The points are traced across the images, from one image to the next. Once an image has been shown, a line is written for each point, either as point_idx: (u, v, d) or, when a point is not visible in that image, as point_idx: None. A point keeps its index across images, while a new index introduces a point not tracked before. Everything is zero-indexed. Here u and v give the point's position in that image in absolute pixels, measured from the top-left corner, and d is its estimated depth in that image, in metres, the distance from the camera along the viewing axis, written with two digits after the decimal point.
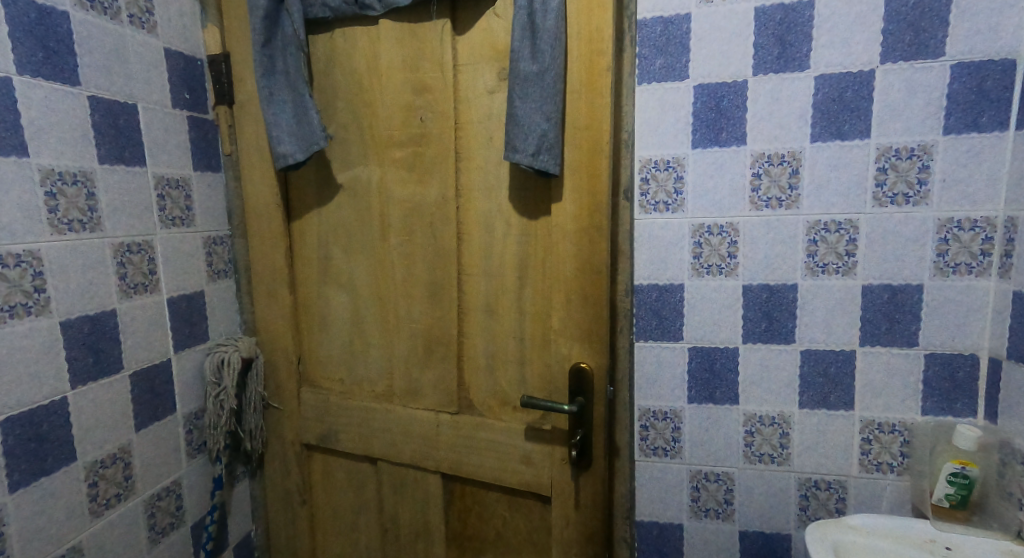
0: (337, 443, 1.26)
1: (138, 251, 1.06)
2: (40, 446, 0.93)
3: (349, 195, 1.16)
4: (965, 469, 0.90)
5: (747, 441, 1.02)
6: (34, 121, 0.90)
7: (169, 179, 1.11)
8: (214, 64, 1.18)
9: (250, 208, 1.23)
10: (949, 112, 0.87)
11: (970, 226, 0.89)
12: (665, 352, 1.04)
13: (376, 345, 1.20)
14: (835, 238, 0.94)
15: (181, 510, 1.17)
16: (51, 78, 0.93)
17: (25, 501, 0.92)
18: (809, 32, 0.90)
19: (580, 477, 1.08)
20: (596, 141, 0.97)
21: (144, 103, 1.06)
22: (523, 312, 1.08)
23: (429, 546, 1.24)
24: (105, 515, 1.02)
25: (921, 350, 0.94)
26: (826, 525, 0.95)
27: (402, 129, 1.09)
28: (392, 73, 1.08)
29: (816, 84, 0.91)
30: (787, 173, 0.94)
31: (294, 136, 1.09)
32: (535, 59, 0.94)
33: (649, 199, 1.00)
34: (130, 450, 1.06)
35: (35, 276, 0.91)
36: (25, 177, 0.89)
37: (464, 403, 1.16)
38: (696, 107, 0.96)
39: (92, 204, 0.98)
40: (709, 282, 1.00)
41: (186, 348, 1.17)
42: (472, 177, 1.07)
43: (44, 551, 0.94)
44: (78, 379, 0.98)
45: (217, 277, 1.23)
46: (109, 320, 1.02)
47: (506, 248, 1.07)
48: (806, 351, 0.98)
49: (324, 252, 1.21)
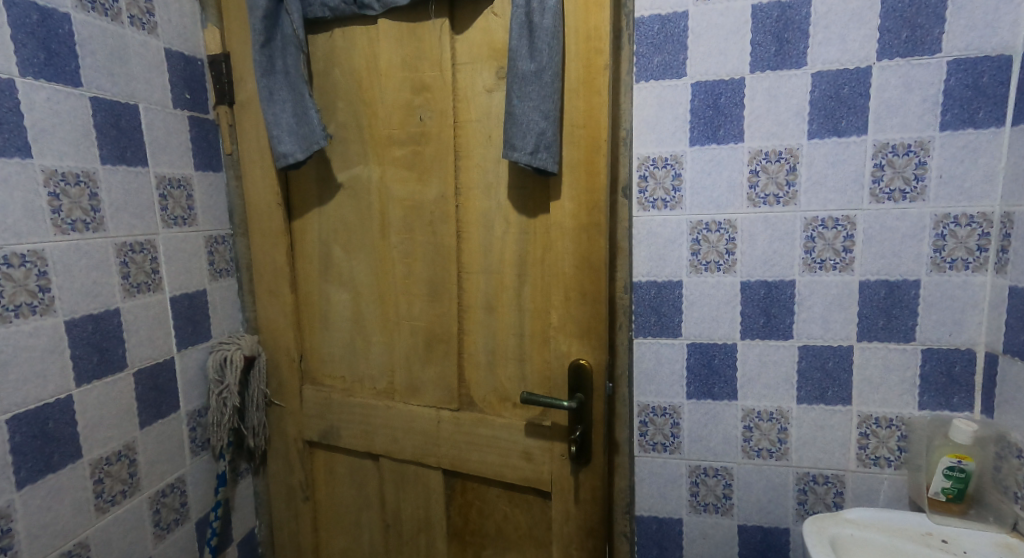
0: (339, 440, 1.27)
1: (140, 251, 1.07)
2: (46, 444, 0.94)
3: (349, 194, 1.17)
4: (961, 463, 0.90)
5: (746, 436, 1.03)
6: (38, 123, 0.91)
7: (170, 179, 1.12)
8: (215, 64, 1.19)
9: (251, 207, 1.23)
10: (947, 108, 0.88)
11: (967, 222, 0.90)
12: (664, 348, 1.04)
13: (377, 343, 1.21)
14: (833, 234, 0.94)
15: (186, 507, 1.18)
16: (53, 80, 0.93)
17: (31, 497, 0.93)
18: (806, 29, 0.91)
19: (580, 472, 1.09)
20: (594, 138, 0.97)
21: (146, 103, 1.07)
22: (523, 309, 1.09)
23: (431, 541, 1.25)
24: (111, 511, 1.04)
25: (918, 345, 0.94)
26: (824, 519, 0.96)
27: (401, 128, 1.10)
28: (391, 73, 1.08)
29: (813, 82, 0.92)
30: (785, 170, 0.95)
31: (295, 136, 1.10)
32: (533, 58, 0.94)
33: (647, 196, 1.01)
34: (135, 447, 1.07)
35: (39, 276, 0.92)
36: (29, 177, 0.90)
37: (465, 400, 1.17)
38: (694, 104, 0.96)
39: (95, 204, 0.99)
40: (708, 279, 1.00)
41: (190, 346, 1.18)
42: (471, 175, 1.08)
43: (51, 547, 0.96)
44: (83, 377, 0.99)
45: (219, 276, 1.24)
46: (113, 319, 1.03)
47: (506, 245, 1.08)
48: (804, 347, 0.99)
49: (325, 250, 1.22)
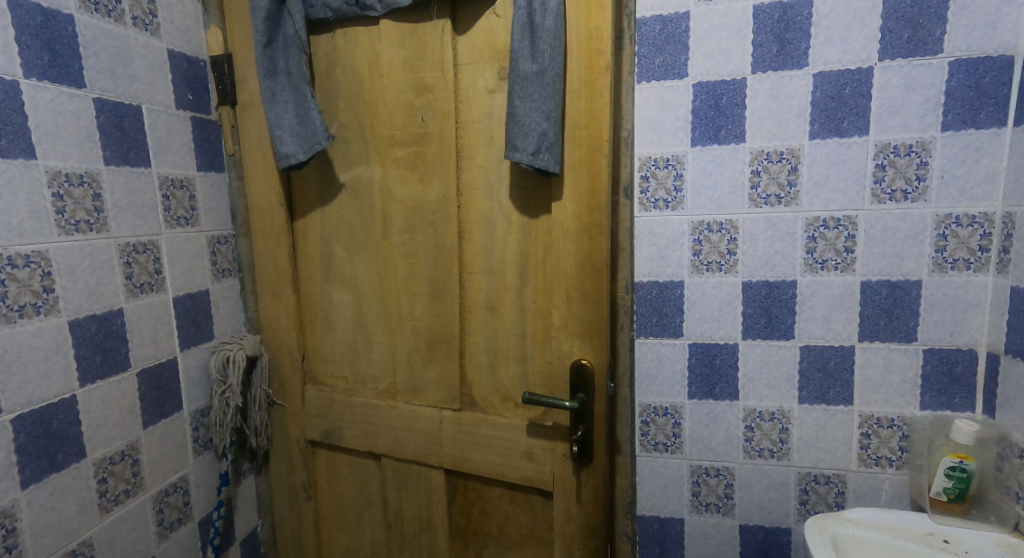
0: (341, 439, 1.28)
1: (143, 251, 1.07)
2: (50, 443, 0.95)
3: (351, 194, 1.17)
4: (963, 464, 0.90)
5: (747, 436, 1.03)
6: (42, 123, 0.92)
7: (173, 180, 1.13)
8: (217, 65, 1.19)
9: (253, 207, 1.24)
10: (948, 109, 0.88)
11: (969, 222, 0.90)
12: (665, 348, 1.05)
13: (379, 343, 1.21)
14: (835, 235, 0.95)
15: (189, 506, 1.18)
16: (57, 81, 0.94)
17: (36, 496, 0.93)
18: (808, 29, 0.91)
19: (581, 472, 1.09)
20: (596, 139, 0.97)
21: (149, 104, 1.08)
22: (525, 310, 1.09)
23: (433, 541, 1.25)
24: (114, 510, 1.04)
25: (919, 345, 0.94)
26: (825, 519, 0.96)
27: (403, 128, 1.10)
28: (393, 73, 1.09)
29: (815, 82, 0.92)
30: (786, 170, 0.95)
31: (297, 136, 1.10)
32: (535, 59, 0.95)
33: (648, 196, 1.01)
34: (138, 447, 1.08)
35: (43, 276, 0.93)
36: (33, 178, 0.91)
37: (466, 399, 1.17)
38: (695, 105, 0.96)
39: (99, 205, 0.99)
40: (709, 279, 1.00)
41: (192, 346, 1.18)
42: (473, 176, 1.08)
43: (55, 546, 0.96)
44: (87, 377, 0.99)
45: (221, 276, 1.24)
46: (116, 319, 1.03)
47: (507, 246, 1.08)
48: (806, 347, 0.99)
49: (327, 250, 1.22)
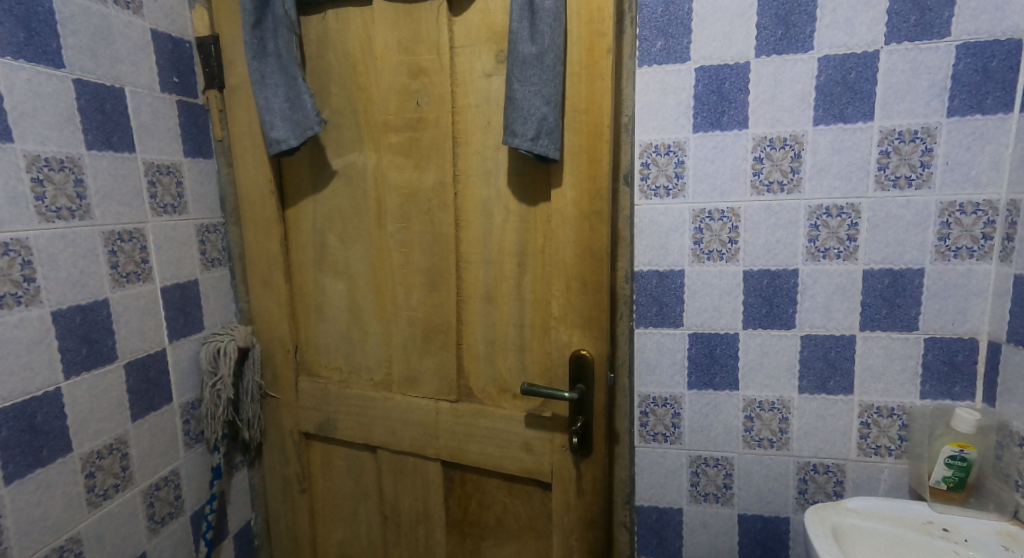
0: (335, 431, 1.26)
1: (129, 240, 1.04)
2: (34, 438, 0.92)
3: (344, 182, 1.14)
4: (963, 452, 0.90)
5: (746, 426, 1.03)
6: (19, 106, 0.88)
7: (159, 165, 1.09)
8: (203, 47, 1.15)
9: (243, 194, 1.20)
10: (954, 94, 0.86)
11: (972, 210, 0.89)
12: (664, 339, 1.03)
13: (374, 333, 1.19)
14: (837, 223, 0.93)
15: (180, 500, 1.16)
16: (34, 61, 0.90)
17: (21, 492, 0.91)
18: (813, 12, 0.88)
19: (581, 464, 1.08)
20: (596, 124, 0.95)
21: (132, 87, 1.04)
22: (523, 299, 1.08)
23: (430, 533, 1.24)
24: (103, 506, 1.02)
25: (921, 334, 0.94)
26: (825, 508, 0.95)
27: (397, 113, 1.07)
28: (387, 56, 1.05)
29: (819, 66, 0.90)
30: (789, 157, 0.93)
31: (288, 121, 1.07)
32: (534, 41, 0.92)
33: (649, 183, 0.99)
34: (127, 440, 1.05)
35: (24, 265, 0.89)
36: (10, 163, 0.87)
37: (464, 390, 1.15)
38: (697, 90, 0.94)
39: (81, 191, 0.96)
40: (709, 268, 0.99)
41: (182, 337, 1.15)
42: (470, 162, 1.05)
43: (42, 542, 0.93)
44: (71, 369, 0.96)
45: (211, 265, 1.21)
46: (102, 310, 1.00)
47: (505, 234, 1.06)
48: (806, 336, 0.98)
49: (320, 239, 1.19)
